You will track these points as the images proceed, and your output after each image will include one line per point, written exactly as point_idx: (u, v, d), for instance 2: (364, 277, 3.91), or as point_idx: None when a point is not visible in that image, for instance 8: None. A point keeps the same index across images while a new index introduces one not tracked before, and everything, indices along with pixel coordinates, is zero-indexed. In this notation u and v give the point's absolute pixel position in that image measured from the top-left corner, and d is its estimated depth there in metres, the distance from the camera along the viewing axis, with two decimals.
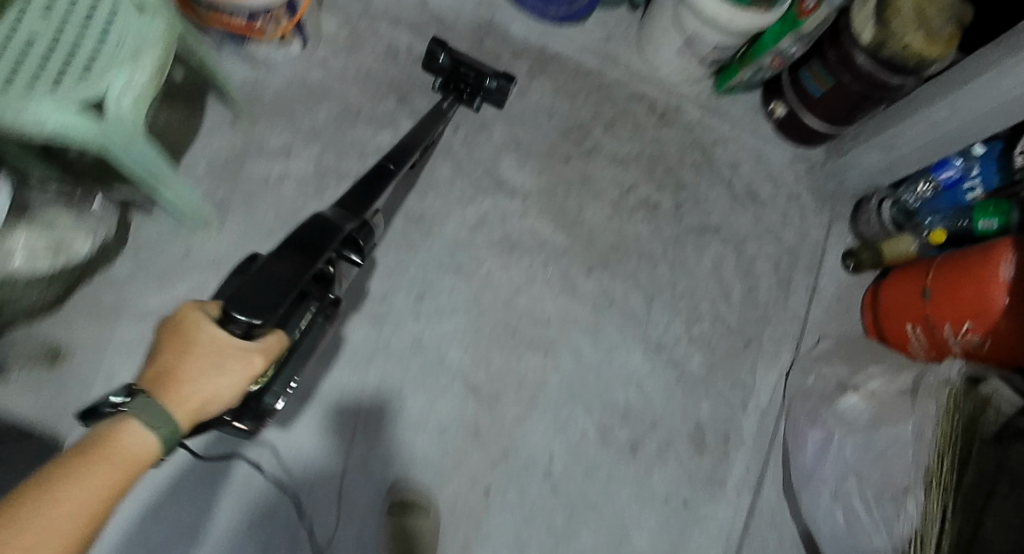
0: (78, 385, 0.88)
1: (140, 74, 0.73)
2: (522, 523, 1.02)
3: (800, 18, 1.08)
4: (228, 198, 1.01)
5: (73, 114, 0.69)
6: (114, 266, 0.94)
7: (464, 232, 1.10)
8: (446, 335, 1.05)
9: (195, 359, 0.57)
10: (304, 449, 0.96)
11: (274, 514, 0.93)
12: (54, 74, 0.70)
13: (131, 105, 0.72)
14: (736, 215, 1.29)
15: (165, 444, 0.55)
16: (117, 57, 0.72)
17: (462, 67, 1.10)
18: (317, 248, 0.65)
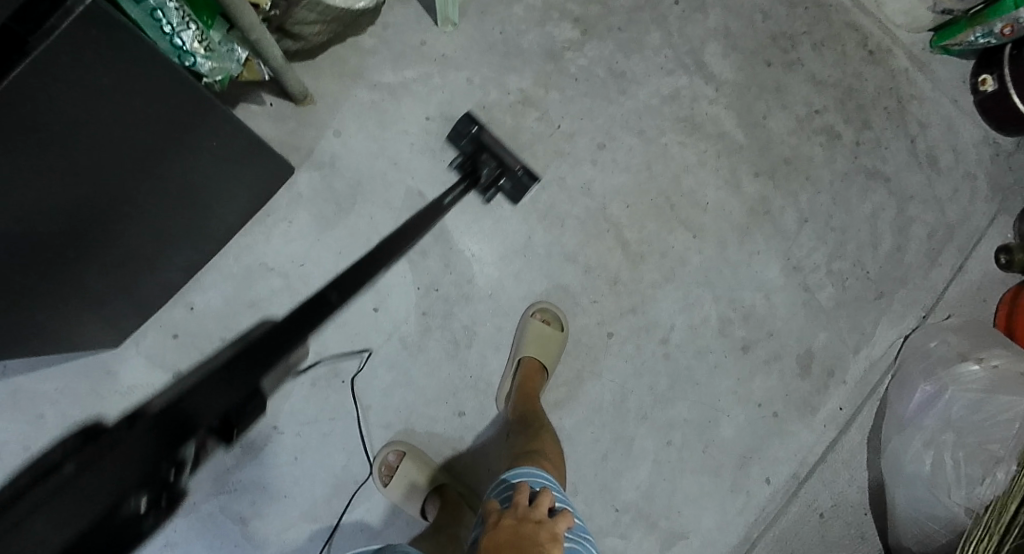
0: (315, 127, 1.02)
1: None
2: (630, 374, 1.09)
3: None
4: (465, 4, 1.08)
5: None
6: (364, 37, 1.04)
7: (655, 101, 1.14)
8: (613, 189, 1.11)
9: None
10: (467, 243, 1.04)
11: (436, 287, 1.02)
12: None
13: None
14: (909, 172, 1.28)
15: None
16: None
17: (486, 153, 1.01)
18: (179, 441, 0.67)
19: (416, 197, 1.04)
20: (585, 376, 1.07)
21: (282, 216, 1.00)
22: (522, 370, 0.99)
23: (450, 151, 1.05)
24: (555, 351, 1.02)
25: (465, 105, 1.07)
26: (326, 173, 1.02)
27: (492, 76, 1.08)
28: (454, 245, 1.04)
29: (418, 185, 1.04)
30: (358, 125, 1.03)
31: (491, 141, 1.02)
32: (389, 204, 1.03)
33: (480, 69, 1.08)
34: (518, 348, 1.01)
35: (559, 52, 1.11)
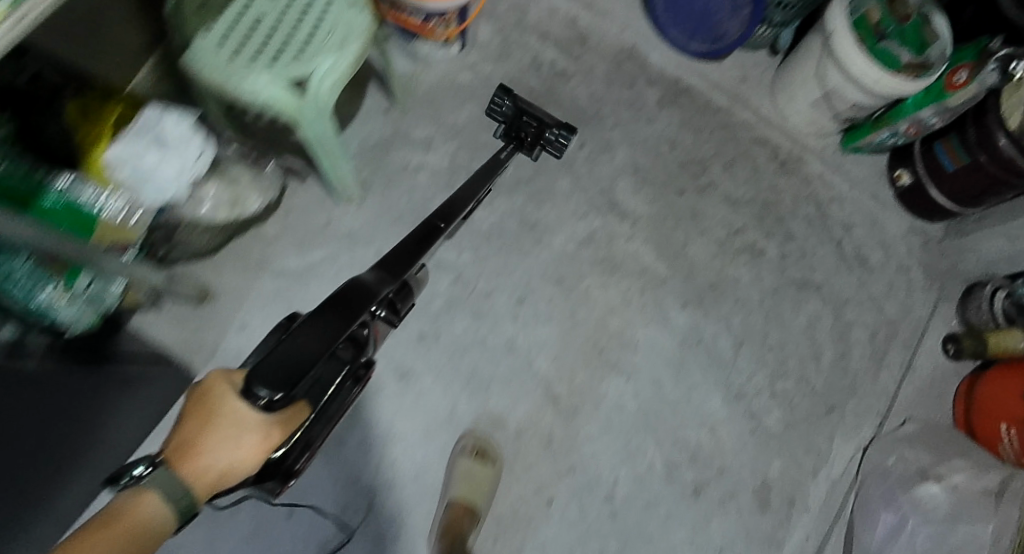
0: (213, 326, 0.97)
1: (345, 60, 0.74)
2: (575, 540, 1.03)
3: (947, 91, 1.06)
4: (368, 178, 1.07)
5: (281, 85, 0.72)
6: (265, 224, 1.02)
7: (571, 246, 1.13)
8: (537, 342, 1.08)
9: (220, 431, 0.49)
10: (387, 423, 0.99)
11: (356, 480, 0.97)
12: (272, 53, 0.73)
13: (330, 90, 0.75)
14: (840, 276, 1.26)
15: (181, 516, 0.48)
16: (327, 41, 0.74)
17: (525, 115, 1.09)
18: (358, 310, 0.54)
19: None
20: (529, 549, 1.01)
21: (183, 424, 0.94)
22: (448, 514, 0.93)
23: None
24: (485, 491, 0.97)
25: None
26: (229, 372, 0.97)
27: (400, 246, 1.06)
28: (372, 429, 0.99)
29: None
30: (262, 317, 0.99)
31: (528, 106, 1.09)
32: None
33: (386, 241, 1.06)
34: (449, 491, 0.96)
35: None
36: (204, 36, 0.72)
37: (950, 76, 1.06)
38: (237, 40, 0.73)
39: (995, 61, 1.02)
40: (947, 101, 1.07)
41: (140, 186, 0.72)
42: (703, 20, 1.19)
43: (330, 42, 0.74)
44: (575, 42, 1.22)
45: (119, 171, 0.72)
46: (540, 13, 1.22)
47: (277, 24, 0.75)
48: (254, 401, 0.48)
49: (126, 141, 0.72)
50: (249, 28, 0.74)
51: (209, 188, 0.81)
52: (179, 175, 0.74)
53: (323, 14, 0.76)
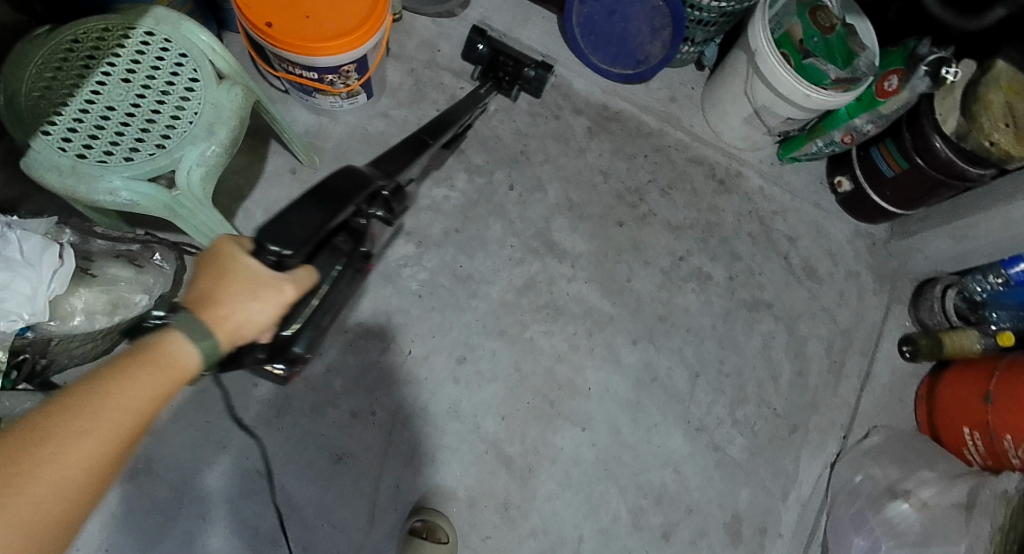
0: None
1: (215, 148, 0.67)
2: None
3: (879, 98, 1.04)
4: None
5: (143, 183, 0.65)
6: None
7: (509, 295, 1.07)
8: (483, 402, 1.02)
9: (236, 284, 0.54)
10: (326, 513, 0.92)
11: None
12: (128, 148, 0.65)
13: (202, 181, 0.67)
14: (791, 291, 1.23)
15: (206, 360, 0.52)
16: (192, 128, 0.66)
17: (502, 55, 1.09)
18: (346, 195, 0.61)
19: (255, 476, 0.91)
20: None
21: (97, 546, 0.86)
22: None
23: (288, 414, 0.94)
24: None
25: None
26: (141, 482, 0.88)
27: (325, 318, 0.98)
28: (311, 523, 0.92)
29: (256, 464, 0.92)
30: (174, 417, 0.91)
31: (502, 43, 1.09)
32: (226, 496, 0.90)
33: None
34: None
35: (394, 272, 1.03)
36: (44, 136, 0.63)
37: (881, 82, 1.04)
38: (85, 136, 0.65)
39: (925, 65, 0.99)
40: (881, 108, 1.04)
41: None
42: (624, 44, 1.13)
43: (197, 130, 0.66)
44: None
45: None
46: (453, 48, 1.15)
47: (133, 112, 0.66)
48: (263, 256, 0.56)
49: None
50: (99, 120, 0.65)
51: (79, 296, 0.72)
52: (32, 296, 0.64)
53: (188, 96, 0.68)
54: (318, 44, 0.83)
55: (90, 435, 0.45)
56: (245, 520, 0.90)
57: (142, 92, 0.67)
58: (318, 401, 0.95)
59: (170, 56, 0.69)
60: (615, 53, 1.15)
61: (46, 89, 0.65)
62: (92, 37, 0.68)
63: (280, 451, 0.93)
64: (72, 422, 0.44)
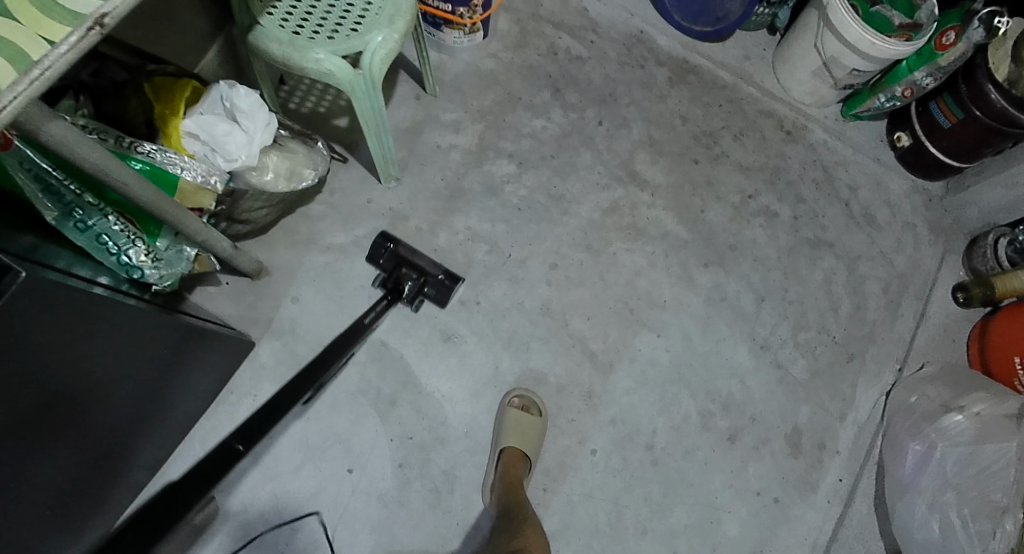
0: (270, 298, 1.03)
1: (394, 36, 0.83)
2: (620, 488, 1.08)
3: (937, 51, 1.15)
4: (405, 159, 1.15)
5: (339, 59, 0.81)
6: (311, 204, 1.09)
7: (597, 215, 1.20)
8: (572, 303, 1.14)
9: None
10: (437, 382, 1.05)
11: (411, 439, 1.02)
12: (330, 31, 0.81)
13: (380, 61, 0.83)
14: (851, 234, 1.33)
15: None
16: (378, 19, 0.83)
17: (406, 264, 1.06)
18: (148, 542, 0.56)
19: (377, 347, 1.05)
20: (576, 499, 1.06)
21: (245, 392, 1.00)
22: (505, 460, 0.98)
23: (406, 298, 1.08)
24: (535, 439, 1.02)
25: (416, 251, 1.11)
26: (285, 339, 1.02)
27: (440, 219, 1.13)
28: (422, 389, 1.04)
29: (379, 335, 1.06)
30: (313, 289, 1.05)
31: (410, 252, 1.06)
32: (354, 360, 1.04)
33: (425, 215, 1.13)
34: (499, 440, 1.01)
35: (498, 186, 1.18)
36: (269, 18, 0.81)
37: (940, 37, 1.15)
38: (297, 20, 0.81)
39: (979, 19, 1.11)
40: (938, 60, 1.16)
41: (214, 155, 0.80)
42: (706, 4, 1.27)
43: (382, 19, 0.83)
44: (586, 30, 1.32)
45: (195, 143, 0.79)
46: (554, 5, 1.32)
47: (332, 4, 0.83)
48: None
49: (199, 115, 0.78)
50: (309, 10, 0.82)
51: (270, 158, 0.88)
52: (249, 143, 0.80)
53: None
54: None
55: None
56: (366, 382, 1.03)
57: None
58: None
59: None
60: (697, 12, 1.30)
61: None
62: None
63: (396, 329, 1.06)
64: None
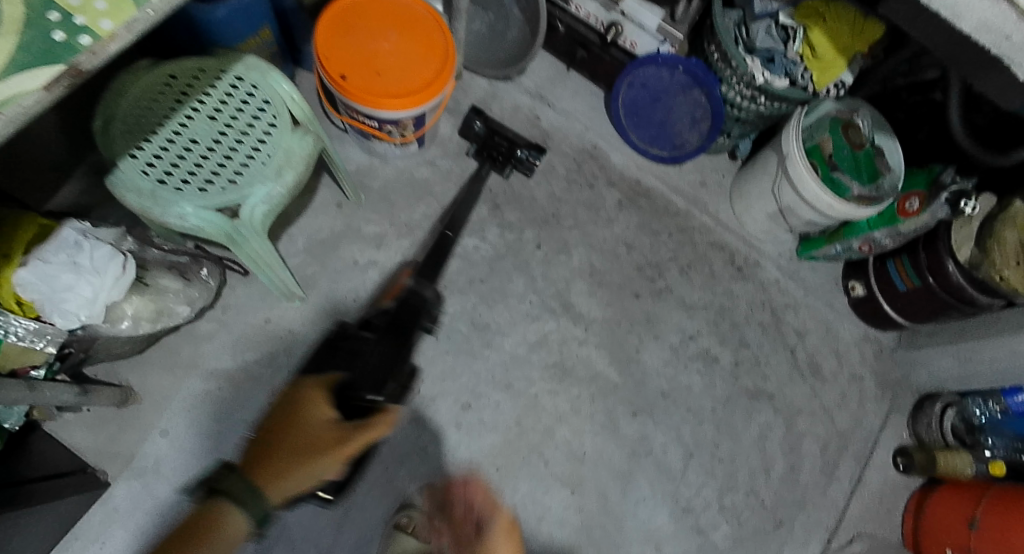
0: (134, 430, 0.93)
1: (280, 188, 0.77)
2: None
3: (900, 216, 1.08)
4: (315, 275, 1.06)
5: (210, 213, 0.74)
6: (199, 321, 0.99)
7: (522, 349, 1.11)
8: (480, 451, 1.05)
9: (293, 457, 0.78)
10: (314, 538, 0.97)
11: None
12: (203, 180, 0.75)
13: (262, 215, 0.77)
14: (794, 385, 1.25)
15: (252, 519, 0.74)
16: (263, 169, 0.77)
17: (497, 136, 1.16)
18: (406, 326, 0.96)
19: None
20: None
21: (91, 539, 0.89)
22: None
23: None
24: None
25: None
26: (147, 480, 0.92)
27: None
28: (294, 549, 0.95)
29: None
30: (186, 420, 0.95)
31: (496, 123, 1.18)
32: None
33: None
34: None
35: None
36: (132, 158, 0.74)
37: (904, 201, 1.08)
38: (166, 164, 0.75)
39: (947, 194, 1.03)
40: (900, 225, 1.09)
41: (52, 307, 0.71)
42: (663, 128, 1.22)
43: (267, 169, 0.77)
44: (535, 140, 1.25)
45: (31, 292, 0.70)
46: (503, 109, 1.27)
47: (211, 148, 0.77)
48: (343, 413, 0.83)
49: (38, 265, 0.70)
50: (182, 151, 0.76)
51: (128, 302, 0.80)
52: (93, 299, 0.72)
53: (262, 138, 0.78)
54: (384, 100, 0.97)
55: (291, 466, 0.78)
56: None
57: (222, 131, 0.78)
58: None
59: (252, 101, 0.80)
60: (654, 135, 1.24)
61: (139, 117, 0.76)
62: (188, 74, 0.79)
63: None
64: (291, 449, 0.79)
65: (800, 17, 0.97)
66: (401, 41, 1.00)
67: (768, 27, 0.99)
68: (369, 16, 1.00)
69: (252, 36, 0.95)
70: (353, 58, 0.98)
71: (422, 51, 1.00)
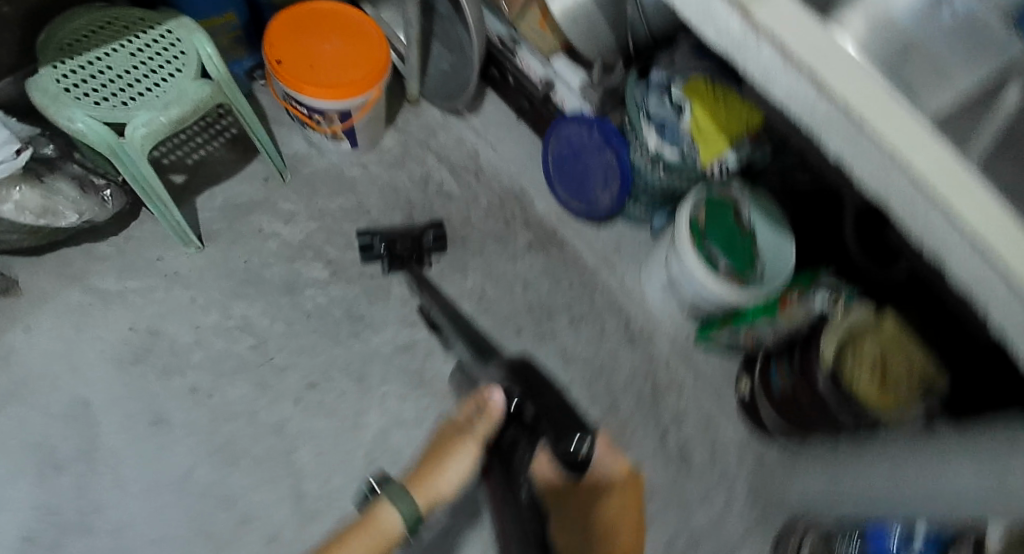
0: (5, 319, 1.02)
1: (162, 119, 0.90)
2: None
3: (779, 308, 1.09)
4: (220, 231, 1.16)
5: (97, 123, 0.87)
6: (102, 243, 1.09)
7: (386, 349, 1.13)
8: (308, 431, 1.03)
9: (438, 463, 0.85)
10: (114, 465, 0.95)
11: (54, 520, 0.92)
12: (102, 98, 0.89)
13: (141, 137, 0.89)
14: (654, 462, 1.23)
15: (404, 521, 0.77)
16: (154, 102, 0.90)
17: (398, 242, 1.17)
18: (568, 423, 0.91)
19: (81, 405, 0.98)
20: None
21: None
22: None
23: (141, 364, 1.03)
24: (198, 533, 0.94)
25: (178, 322, 1.07)
26: None
27: (219, 299, 1.11)
28: (97, 467, 0.95)
29: (87, 394, 0.99)
30: (51, 324, 1.03)
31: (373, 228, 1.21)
32: (45, 409, 0.97)
33: (209, 292, 1.11)
34: (162, 523, 0.93)
35: (298, 288, 1.15)
36: (52, 68, 0.89)
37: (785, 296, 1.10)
38: (79, 78, 0.89)
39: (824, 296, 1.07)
40: (777, 317, 1.09)
41: None
42: (581, 184, 1.29)
43: (158, 102, 0.90)
44: (467, 170, 1.35)
45: None
46: (447, 139, 1.37)
47: (121, 76, 0.91)
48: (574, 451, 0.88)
49: None
50: (95, 72, 0.90)
51: (14, 191, 0.93)
52: None
53: (166, 79, 0.92)
54: (310, 88, 1.09)
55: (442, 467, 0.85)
56: (47, 439, 0.96)
57: (135, 65, 0.92)
58: (170, 364, 1.04)
59: (169, 49, 0.94)
60: (575, 189, 1.31)
61: (73, 41, 0.91)
62: (128, 19, 0.95)
63: (114, 392, 1.00)
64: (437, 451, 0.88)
65: (687, 90, 1.06)
66: (343, 48, 1.14)
67: (660, 98, 1.09)
68: (323, 23, 1.15)
69: (217, 17, 1.12)
70: (296, 52, 1.12)
71: (358, 60, 1.13)
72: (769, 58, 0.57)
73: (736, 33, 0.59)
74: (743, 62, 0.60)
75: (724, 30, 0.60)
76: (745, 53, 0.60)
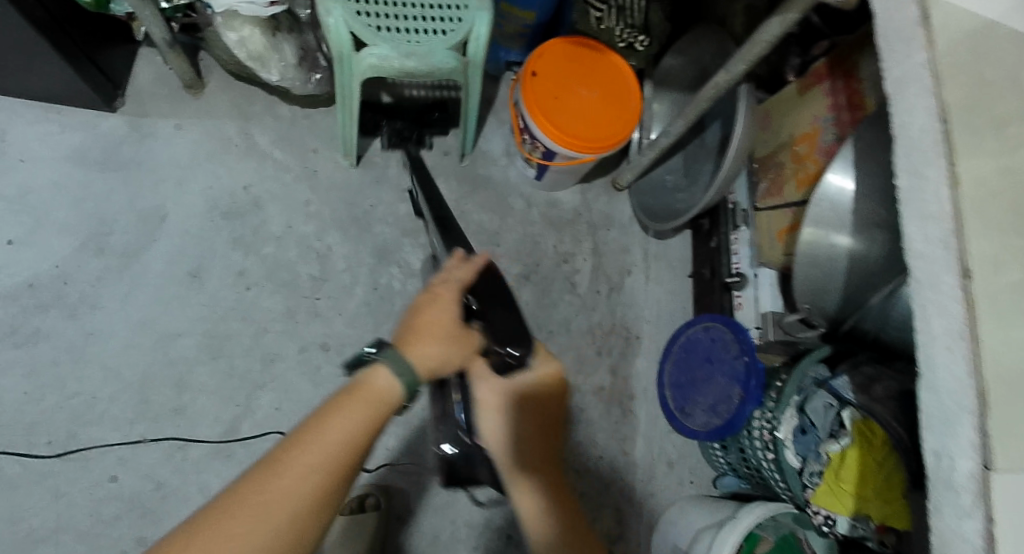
0: (169, 107, 1.05)
1: (395, 63, 0.88)
2: (74, 534, 0.88)
3: None
4: (374, 164, 1.13)
5: (345, 30, 0.86)
6: (286, 107, 1.10)
7: None
8: (286, 383, 1.00)
9: (428, 324, 0.59)
10: (136, 282, 0.98)
11: (63, 287, 0.96)
12: (366, 11, 0.87)
13: (370, 67, 0.88)
14: None
15: (405, 391, 0.55)
16: (400, 45, 0.88)
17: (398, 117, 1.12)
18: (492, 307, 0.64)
19: (159, 216, 1.01)
20: (52, 486, 0.89)
21: (58, 121, 1.01)
22: None
23: (224, 223, 1.03)
24: (143, 389, 0.95)
25: (279, 210, 1.06)
26: (132, 134, 1.03)
27: (324, 219, 1.08)
28: (125, 274, 0.98)
29: (169, 212, 1.02)
30: (197, 135, 1.05)
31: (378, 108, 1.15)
32: (134, 196, 1.01)
33: (323, 205, 1.09)
34: (127, 358, 0.95)
35: (388, 259, 1.09)
36: None
37: None
38: None
39: None
40: None
41: None
42: (690, 384, 1.10)
43: (403, 47, 0.88)
44: (609, 280, 1.24)
45: None
46: (616, 240, 1.27)
47: (396, 5, 0.89)
48: (510, 359, 0.64)
49: None
50: None
51: (246, 28, 0.92)
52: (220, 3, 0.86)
53: (425, 32, 0.90)
54: (538, 115, 1.02)
55: (441, 339, 0.58)
56: (114, 220, 0.99)
57: (416, 4, 0.90)
58: (243, 239, 1.04)
59: (453, 9, 0.91)
60: (681, 382, 1.11)
61: None
62: None
63: (189, 227, 1.02)
64: (425, 319, 0.59)
65: (858, 426, 0.83)
66: (595, 102, 1.06)
67: (826, 407, 0.87)
68: (596, 70, 1.08)
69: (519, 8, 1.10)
70: (556, 76, 1.06)
71: (598, 119, 1.05)
72: (966, 532, 0.52)
73: (955, 476, 0.54)
74: (935, 500, 0.56)
75: (946, 459, 0.55)
76: (947, 495, 0.54)
